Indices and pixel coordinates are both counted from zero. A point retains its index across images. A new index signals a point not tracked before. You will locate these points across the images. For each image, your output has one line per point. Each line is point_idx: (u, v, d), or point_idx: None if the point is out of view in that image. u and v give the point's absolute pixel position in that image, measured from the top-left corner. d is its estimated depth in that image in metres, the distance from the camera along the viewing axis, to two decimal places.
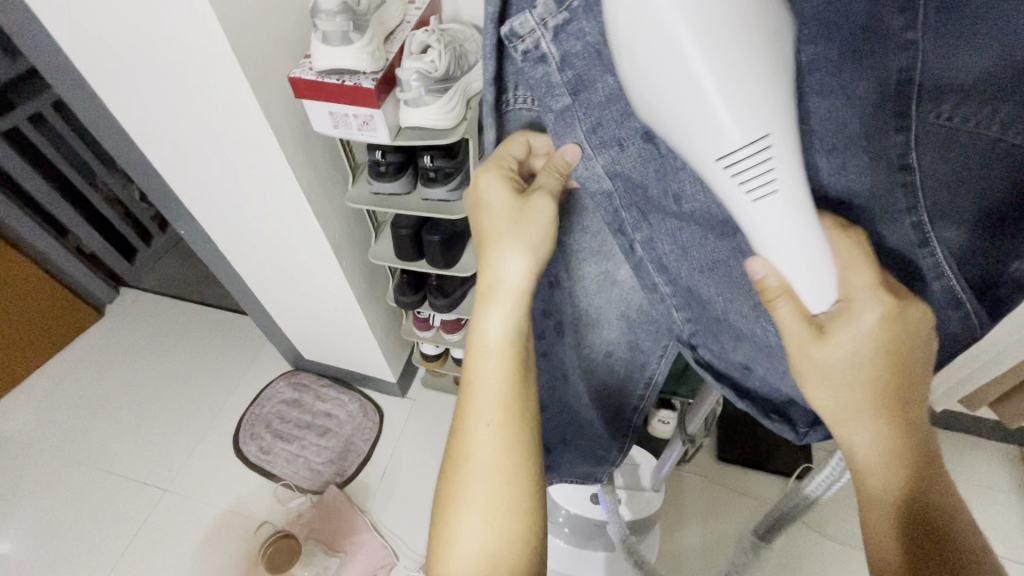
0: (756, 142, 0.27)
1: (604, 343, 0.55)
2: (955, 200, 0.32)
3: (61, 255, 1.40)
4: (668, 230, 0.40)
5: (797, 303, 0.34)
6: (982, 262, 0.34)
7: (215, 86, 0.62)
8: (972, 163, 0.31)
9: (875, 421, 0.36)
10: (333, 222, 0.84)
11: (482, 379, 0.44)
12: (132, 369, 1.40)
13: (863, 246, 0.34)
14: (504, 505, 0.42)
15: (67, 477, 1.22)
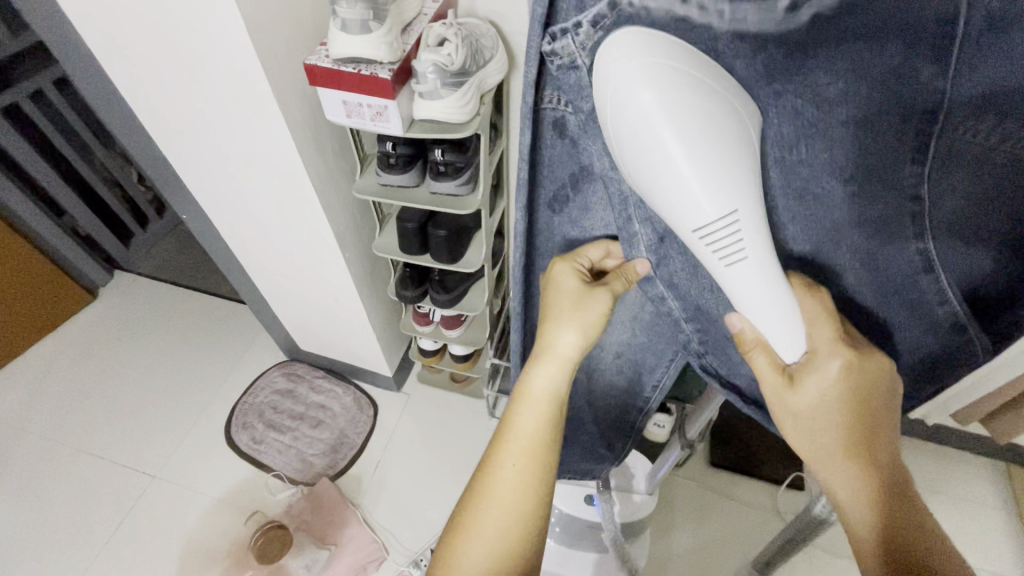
0: (725, 216, 0.31)
1: (615, 345, 0.55)
2: (965, 217, 0.35)
3: (56, 235, 1.38)
4: (682, 248, 0.40)
5: (771, 355, 0.38)
6: (981, 276, 0.37)
7: (228, 70, 0.62)
8: (988, 187, 0.34)
9: (848, 465, 0.39)
10: (338, 213, 0.84)
11: (520, 426, 0.46)
12: (124, 354, 1.39)
13: (824, 302, 0.37)
14: (513, 539, 0.43)
15: (54, 460, 1.20)
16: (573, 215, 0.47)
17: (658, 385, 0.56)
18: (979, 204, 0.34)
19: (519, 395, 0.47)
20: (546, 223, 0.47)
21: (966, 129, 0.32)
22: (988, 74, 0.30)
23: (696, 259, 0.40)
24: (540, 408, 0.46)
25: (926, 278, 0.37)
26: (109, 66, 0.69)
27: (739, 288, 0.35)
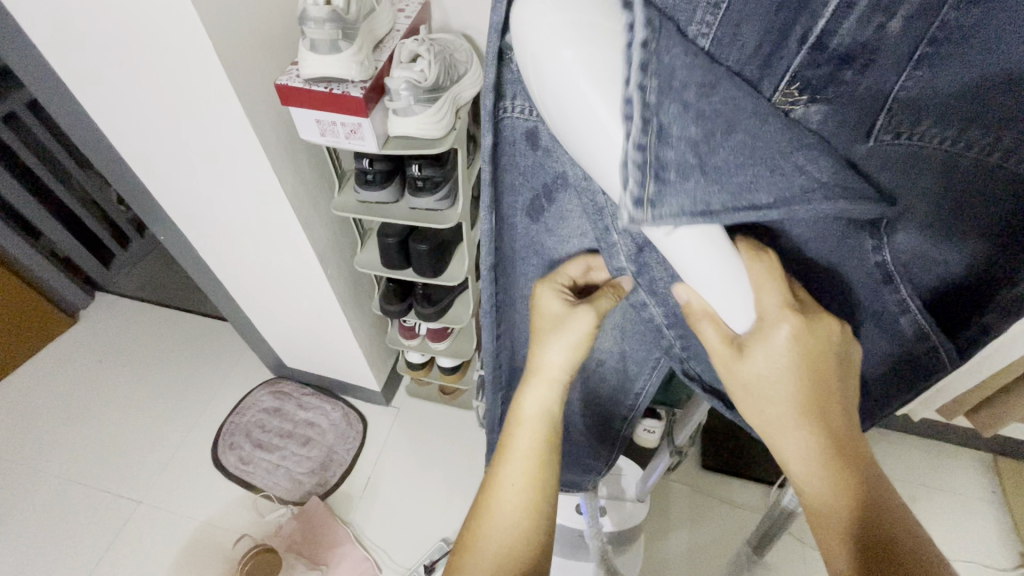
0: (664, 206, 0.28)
1: (597, 351, 0.54)
2: (932, 219, 0.35)
3: (33, 259, 1.36)
4: None
5: (719, 325, 0.35)
6: (948, 279, 0.37)
7: (198, 89, 0.61)
8: (956, 192, 0.34)
9: (804, 432, 0.35)
10: (318, 229, 0.83)
11: (515, 444, 0.45)
12: (106, 377, 1.36)
13: (773, 270, 0.34)
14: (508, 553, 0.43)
15: (35, 489, 1.17)
16: (548, 224, 0.46)
17: (639, 394, 0.56)
18: (946, 210, 0.35)
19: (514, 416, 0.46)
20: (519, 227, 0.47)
21: (928, 136, 0.32)
22: (944, 83, 0.31)
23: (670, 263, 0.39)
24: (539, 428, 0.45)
25: (896, 289, 0.38)
26: (79, 89, 0.68)
27: (686, 264, 0.31)
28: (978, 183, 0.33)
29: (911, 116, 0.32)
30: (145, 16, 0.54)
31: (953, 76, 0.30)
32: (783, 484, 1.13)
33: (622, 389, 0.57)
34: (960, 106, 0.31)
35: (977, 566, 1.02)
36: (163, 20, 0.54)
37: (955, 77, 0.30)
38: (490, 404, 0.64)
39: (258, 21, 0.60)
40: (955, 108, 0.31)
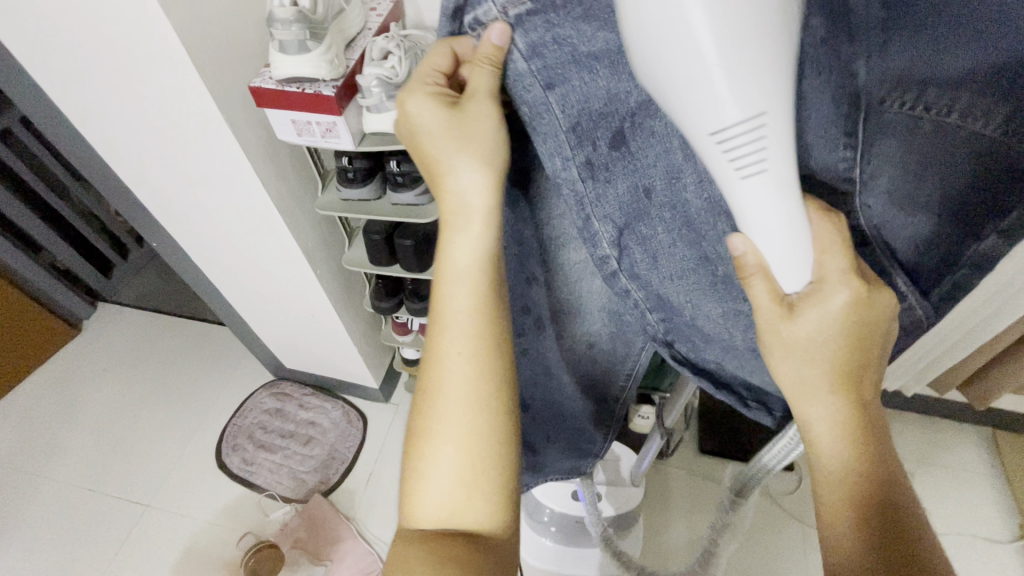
0: (752, 120, 0.27)
1: (587, 334, 0.54)
2: (920, 190, 0.31)
3: (34, 271, 1.38)
4: (640, 237, 0.38)
5: (772, 282, 0.33)
6: (940, 250, 0.33)
7: (176, 95, 0.62)
8: (952, 160, 0.30)
9: (830, 397, 0.36)
10: (304, 229, 0.84)
11: (450, 307, 0.41)
12: (111, 385, 1.39)
13: (841, 230, 0.32)
14: (471, 446, 0.39)
15: (45, 497, 1.20)
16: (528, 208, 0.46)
17: (630, 375, 0.56)
18: (927, 179, 0.31)
19: (438, 305, 0.41)
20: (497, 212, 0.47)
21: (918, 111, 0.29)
22: (949, 49, 0.27)
23: (656, 251, 0.38)
24: (473, 318, 0.40)
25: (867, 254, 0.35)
26: (62, 101, 0.69)
27: (746, 203, 0.30)
28: (973, 155, 0.29)
29: (892, 86, 0.29)
30: (119, 24, 0.55)
31: (959, 41, 0.27)
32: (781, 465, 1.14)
33: (617, 373, 0.56)
34: (964, 75, 0.27)
35: (976, 539, 1.02)
36: (136, 28, 0.55)
37: (945, 46, 0.27)
38: None
39: (233, 28, 0.61)
40: (939, 79, 0.28)
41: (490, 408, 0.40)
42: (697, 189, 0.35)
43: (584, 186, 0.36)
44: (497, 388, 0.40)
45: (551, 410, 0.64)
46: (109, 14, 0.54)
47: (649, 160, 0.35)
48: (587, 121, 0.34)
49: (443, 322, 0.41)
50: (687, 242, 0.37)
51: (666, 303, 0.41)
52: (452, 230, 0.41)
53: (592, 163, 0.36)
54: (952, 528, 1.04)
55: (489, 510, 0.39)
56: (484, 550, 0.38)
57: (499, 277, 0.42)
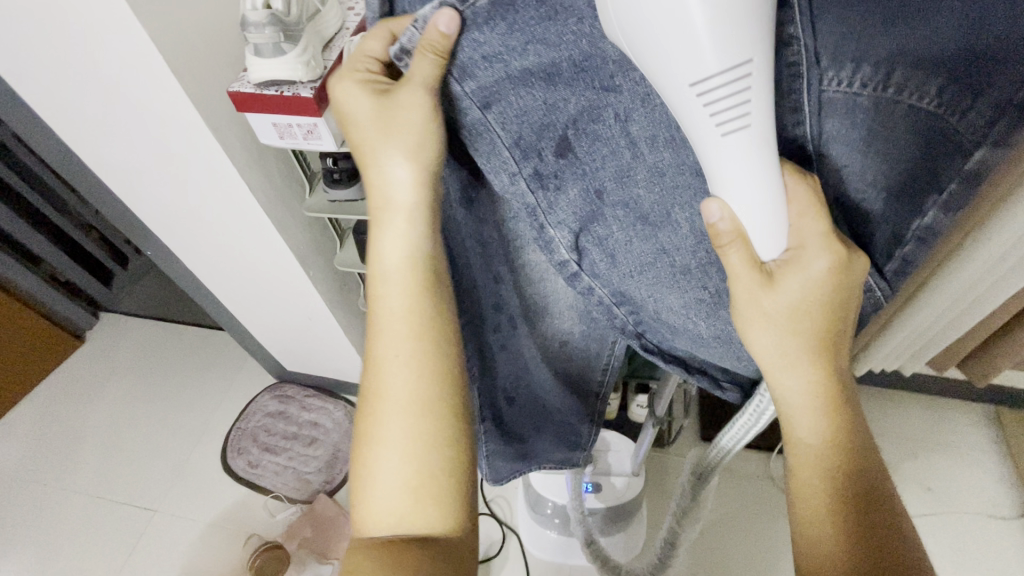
0: (734, 69, 0.27)
1: (559, 331, 0.55)
2: (873, 166, 0.32)
3: (34, 283, 1.39)
4: (597, 238, 0.39)
5: (749, 249, 0.33)
6: (891, 228, 0.35)
7: (155, 103, 0.62)
8: (912, 135, 0.31)
9: (813, 369, 0.36)
10: (295, 232, 0.85)
11: (388, 307, 0.41)
12: (115, 393, 1.40)
13: (817, 193, 0.32)
14: (419, 445, 0.39)
15: (56, 505, 1.22)
16: (483, 215, 0.45)
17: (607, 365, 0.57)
18: (873, 154, 0.32)
19: (376, 308, 0.41)
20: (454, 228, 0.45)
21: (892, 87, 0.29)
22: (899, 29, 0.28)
23: (615, 249, 0.39)
24: (409, 320, 0.40)
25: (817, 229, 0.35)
26: (46, 114, 0.69)
27: (727, 168, 0.30)
28: (925, 134, 0.31)
29: (848, 59, 0.29)
30: (96, 36, 0.55)
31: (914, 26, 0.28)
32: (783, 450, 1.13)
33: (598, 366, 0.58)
34: (927, 57, 0.28)
35: (981, 517, 1.02)
36: (110, 38, 0.55)
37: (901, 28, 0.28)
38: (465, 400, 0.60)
39: (209, 33, 0.61)
40: (910, 52, 0.28)
41: (434, 414, 0.40)
42: (642, 189, 0.36)
43: (536, 195, 0.37)
44: (439, 392, 0.40)
45: (535, 406, 0.64)
46: (85, 27, 0.55)
47: (596, 164, 0.35)
48: (531, 133, 0.35)
49: (378, 324, 0.41)
50: (642, 242, 0.38)
51: (630, 300, 0.42)
52: (380, 226, 0.41)
53: (540, 172, 0.36)
54: (956, 506, 1.04)
55: (440, 514, 0.40)
56: (436, 549, 0.39)
57: (437, 273, 0.42)
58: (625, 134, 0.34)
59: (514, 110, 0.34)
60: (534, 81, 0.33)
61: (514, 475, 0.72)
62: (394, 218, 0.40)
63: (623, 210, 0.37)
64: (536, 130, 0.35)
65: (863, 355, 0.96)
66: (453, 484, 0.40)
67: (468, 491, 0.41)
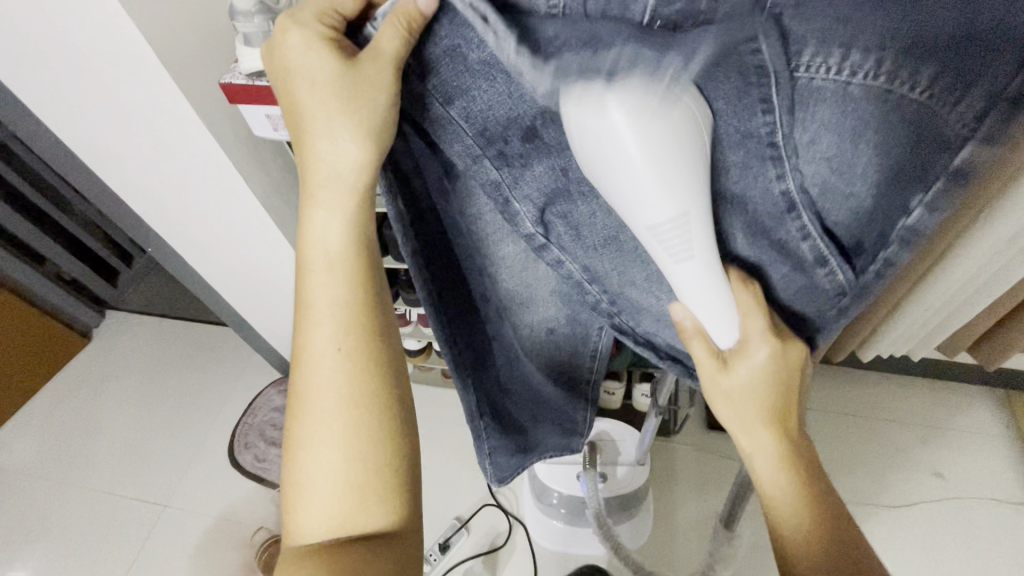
0: (676, 218, 0.31)
1: (541, 320, 0.54)
2: (846, 156, 0.33)
3: (38, 282, 1.40)
4: (561, 212, 0.39)
5: (707, 342, 0.39)
6: (864, 214, 0.36)
7: (148, 98, 0.62)
8: (879, 122, 0.31)
9: (769, 439, 0.40)
10: (293, 226, 0.84)
11: (318, 300, 0.39)
12: (123, 391, 1.41)
13: (756, 296, 0.39)
14: (353, 442, 0.39)
15: (67, 501, 1.24)
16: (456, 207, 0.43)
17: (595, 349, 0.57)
18: (864, 137, 0.32)
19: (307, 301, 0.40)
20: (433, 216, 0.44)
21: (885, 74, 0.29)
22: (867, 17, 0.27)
23: (580, 226, 0.40)
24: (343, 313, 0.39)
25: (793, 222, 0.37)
26: (42, 113, 0.69)
27: (682, 283, 0.35)
28: (896, 118, 0.31)
29: (837, 46, 0.28)
30: (86, 32, 0.55)
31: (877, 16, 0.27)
32: None
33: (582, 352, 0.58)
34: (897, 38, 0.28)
35: (992, 502, 1.01)
36: (98, 32, 0.54)
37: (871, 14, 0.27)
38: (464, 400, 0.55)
39: (198, 23, 0.60)
40: (915, 29, 0.27)
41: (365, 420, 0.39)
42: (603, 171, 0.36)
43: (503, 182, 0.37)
44: (377, 390, 0.40)
45: (532, 398, 0.63)
46: (75, 22, 0.54)
47: (557, 147, 0.35)
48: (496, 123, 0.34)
49: (307, 316, 0.39)
50: (606, 223, 0.39)
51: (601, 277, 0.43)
52: (316, 206, 0.39)
53: (503, 158, 0.36)
54: (968, 491, 1.03)
55: (385, 512, 0.40)
56: (383, 551, 0.38)
57: (372, 265, 0.41)
58: None
59: (480, 102, 0.33)
60: (493, 72, 0.32)
61: (517, 472, 0.68)
62: (325, 210, 0.39)
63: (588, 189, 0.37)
64: (497, 125, 0.34)
65: (870, 342, 0.95)
66: (394, 482, 0.40)
67: (411, 487, 0.41)
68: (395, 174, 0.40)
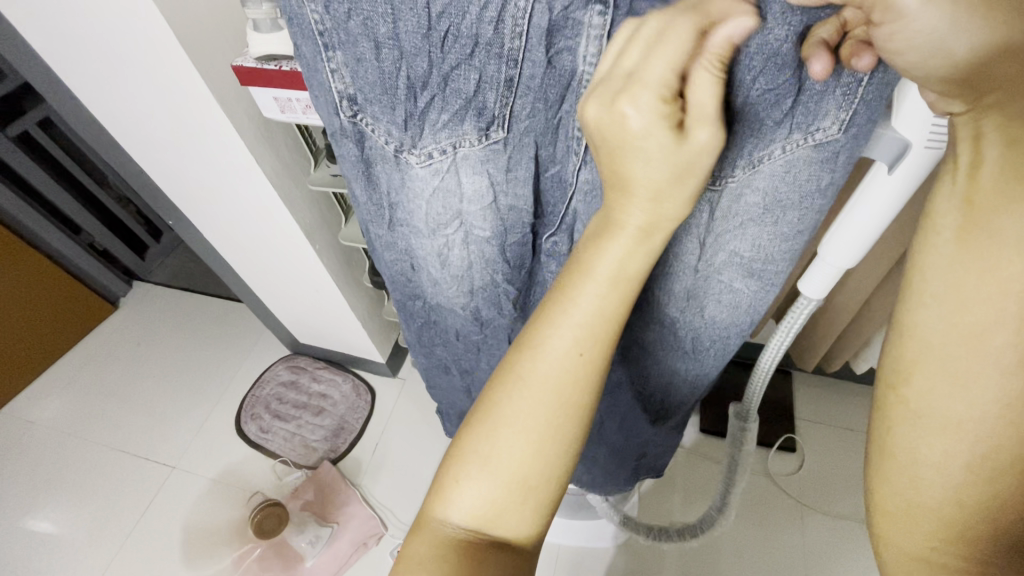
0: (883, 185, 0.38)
1: (686, 315, 0.53)
2: (534, 133, 0.39)
3: (74, 251, 1.49)
4: (729, 200, 0.40)
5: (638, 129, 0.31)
6: (501, 214, 0.45)
7: (173, 81, 0.66)
8: (480, 128, 0.38)
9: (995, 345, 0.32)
10: (302, 207, 0.89)
11: (546, 350, 0.35)
12: (143, 357, 1.49)
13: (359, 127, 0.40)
14: (535, 441, 0.36)
15: (87, 457, 1.32)
16: (728, 200, 0.40)
17: (640, 369, 0.62)
18: (546, 113, 0.37)
19: (463, 443, 0.37)
20: (737, 204, 0.41)
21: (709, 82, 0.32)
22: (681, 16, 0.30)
23: (733, 230, 0.43)
24: (556, 380, 0.35)
25: (389, 147, 0.41)
26: (80, 91, 0.74)
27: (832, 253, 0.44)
28: (488, 121, 0.37)
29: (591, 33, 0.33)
30: (114, 16, 0.59)
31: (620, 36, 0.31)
32: (783, 447, 1.14)
33: (472, 297, 0.55)
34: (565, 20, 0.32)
35: None
36: (126, 18, 0.59)
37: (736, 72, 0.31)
38: (644, 358, 0.61)
39: (220, 7, 0.64)
40: (456, 63, 0.34)
41: (569, 424, 0.36)
42: (523, 145, 0.39)
43: (781, 166, 0.37)
44: (545, 466, 0.36)
45: (640, 397, 0.67)
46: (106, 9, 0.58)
47: (739, 182, 0.39)
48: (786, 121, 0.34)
49: (516, 380, 0.36)
50: (695, 234, 0.44)
51: (507, 231, 0.47)
52: (485, 424, 0.36)
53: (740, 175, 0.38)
54: None
55: (527, 515, 0.37)
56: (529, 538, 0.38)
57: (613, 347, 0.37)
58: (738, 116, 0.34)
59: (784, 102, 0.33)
60: (828, 112, 0.34)
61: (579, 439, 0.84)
62: (528, 372, 0.36)
63: (732, 198, 0.40)
64: (807, 159, 0.37)
65: (863, 353, 0.95)
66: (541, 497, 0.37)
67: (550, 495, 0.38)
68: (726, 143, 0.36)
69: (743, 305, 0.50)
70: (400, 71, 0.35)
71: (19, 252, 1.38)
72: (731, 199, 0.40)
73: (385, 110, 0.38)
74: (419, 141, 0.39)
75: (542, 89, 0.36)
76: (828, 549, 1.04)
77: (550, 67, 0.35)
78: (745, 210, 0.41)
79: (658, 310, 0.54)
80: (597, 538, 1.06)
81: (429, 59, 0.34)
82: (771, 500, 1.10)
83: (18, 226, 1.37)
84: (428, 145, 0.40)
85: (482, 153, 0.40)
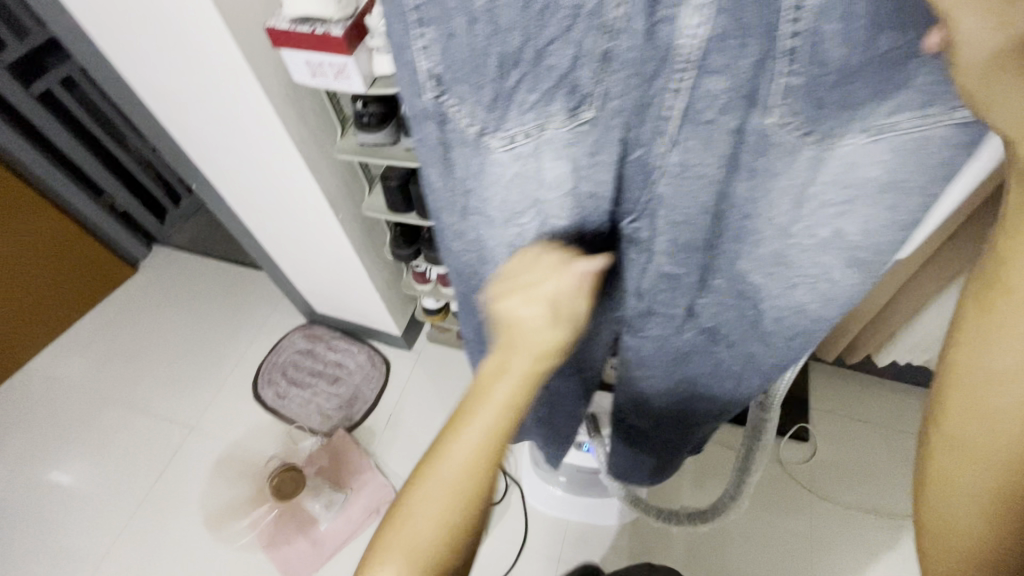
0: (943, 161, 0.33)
1: (754, 313, 0.52)
2: (631, 114, 0.36)
3: (96, 213, 1.50)
4: (825, 195, 0.39)
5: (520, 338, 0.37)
6: (586, 206, 0.43)
7: (205, 42, 0.65)
8: (573, 105, 0.35)
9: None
10: (327, 176, 0.88)
11: (455, 444, 0.35)
12: (162, 319, 1.52)
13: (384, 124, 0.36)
14: (450, 526, 0.36)
15: (108, 414, 1.35)
16: (829, 195, 0.39)
17: (694, 370, 0.63)
18: (646, 92, 0.34)
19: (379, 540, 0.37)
20: (834, 202, 0.39)
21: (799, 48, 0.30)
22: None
23: (825, 226, 0.41)
24: (457, 486, 0.36)
25: (470, 130, 0.38)
26: (109, 50, 0.74)
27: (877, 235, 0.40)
28: (580, 99, 0.35)
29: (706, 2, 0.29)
30: None
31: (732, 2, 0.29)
32: (795, 435, 1.14)
33: None
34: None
35: None
36: None
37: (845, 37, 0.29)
38: (700, 359, 0.61)
39: None
40: (550, 37, 0.32)
41: (480, 501, 0.37)
42: (618, 125, 0.37)
43: (892, 157, 0.35)
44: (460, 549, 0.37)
45: (690, 399, 0.67)
46: None
47: (839, 173, 0.37)
48: (908, 102, 0.32)
49: (425, 478, 0.36)
50: (781, 230, 0.43)
51: (587, 223, 0.45)
52: (398, 524, 0.36)
53: (841, 164, 0.37)
54: None
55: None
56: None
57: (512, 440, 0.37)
58: (850, 94, 0.32)
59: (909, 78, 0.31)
60: (964, 95, 0.31)
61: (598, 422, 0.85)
62: (441, 466, 0.36)
63: (832, 191, 0.38)
64: (912, 144, 0.35)
65: (885, 345, 0.93)
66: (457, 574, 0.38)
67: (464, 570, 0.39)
68: (832, 131, 0.34)
69: (827, 309, 0.48)
70: (492, 48, 0.32)
71: (44, 212, 1.39)
72: (831, 192, 0.38)
73: (469, 89, 0.35)
74: (503, 123, 0.37)
75: (644, 63, 0.33)
76: (834, 536, 1.05)
77: (652, 40, 0.32)
78: (837, 207, 0.40)
79: (726, 311, 0.53)
80: (606, 516, 1.07)
81: (523, 31, 0.31)
82: (780, 487, 1.10)
83: (42, 186, 1.38)
84: (513, 128, 0.37)
85: (570, 138, 0.38)
